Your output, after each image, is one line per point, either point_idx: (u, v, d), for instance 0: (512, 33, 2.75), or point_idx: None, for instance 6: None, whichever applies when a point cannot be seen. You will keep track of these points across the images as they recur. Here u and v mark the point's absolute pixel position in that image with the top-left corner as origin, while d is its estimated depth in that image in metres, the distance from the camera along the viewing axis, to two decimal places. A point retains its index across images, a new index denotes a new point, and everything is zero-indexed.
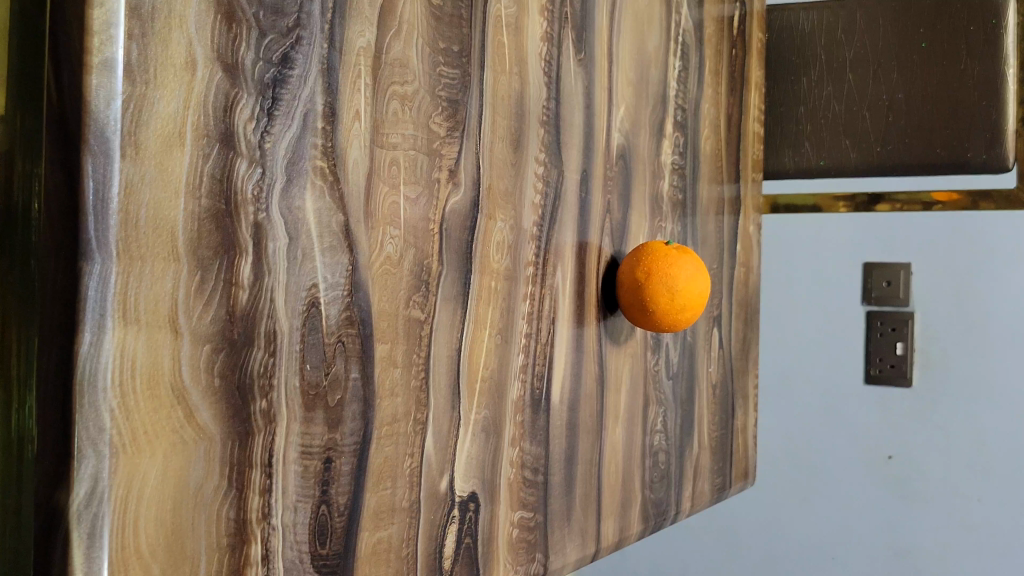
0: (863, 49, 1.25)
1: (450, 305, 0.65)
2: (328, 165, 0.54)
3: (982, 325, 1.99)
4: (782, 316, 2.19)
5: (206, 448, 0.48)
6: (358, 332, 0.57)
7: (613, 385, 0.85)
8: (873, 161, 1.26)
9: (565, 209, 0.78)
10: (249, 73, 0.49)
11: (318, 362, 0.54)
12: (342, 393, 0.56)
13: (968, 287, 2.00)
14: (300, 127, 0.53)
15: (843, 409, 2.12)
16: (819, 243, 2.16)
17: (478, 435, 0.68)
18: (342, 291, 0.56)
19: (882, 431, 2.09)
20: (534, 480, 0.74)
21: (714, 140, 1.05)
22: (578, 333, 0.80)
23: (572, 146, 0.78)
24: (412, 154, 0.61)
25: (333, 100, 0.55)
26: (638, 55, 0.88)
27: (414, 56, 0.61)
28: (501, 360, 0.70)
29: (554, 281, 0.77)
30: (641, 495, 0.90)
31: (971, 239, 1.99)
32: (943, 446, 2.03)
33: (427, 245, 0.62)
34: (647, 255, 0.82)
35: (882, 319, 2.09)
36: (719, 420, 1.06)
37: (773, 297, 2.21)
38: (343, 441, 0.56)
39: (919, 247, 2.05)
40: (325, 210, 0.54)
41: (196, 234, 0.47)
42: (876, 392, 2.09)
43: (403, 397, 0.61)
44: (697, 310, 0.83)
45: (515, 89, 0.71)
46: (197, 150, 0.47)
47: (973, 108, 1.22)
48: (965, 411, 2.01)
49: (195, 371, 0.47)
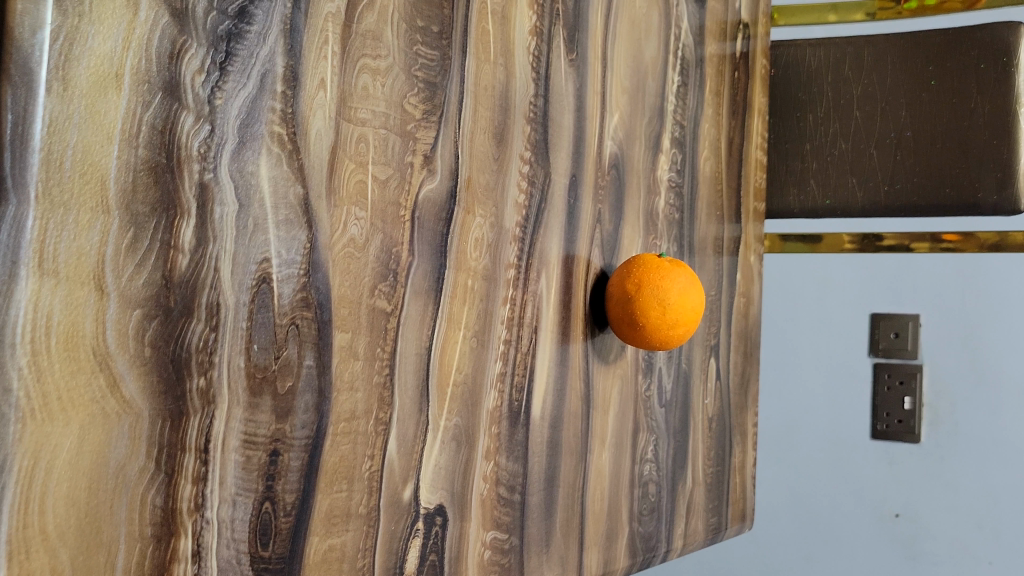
0: (869, 87, 1.23)
1: (421, 300, 0.60)
2: (287, 132, 0.51)
3: (988, 383, 1.56)
4: (788, 363, 1.73)
5: (132, 424, 0.43)
6: (315, 316, 0.53)
7: (600, 406, 0.80)
8: (881, 202, 1.22)
9: (551, 214, 0.74)
10: (200, 21, 0.46)
11: (267, 344, 0.50)
12: (294, 380, 0.51)
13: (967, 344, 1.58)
14: (257, 88, 0.49)
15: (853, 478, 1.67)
16: (827, 283, 1.70)
17: (449, 444, 0.63)
18: (298, 270, 0.51)
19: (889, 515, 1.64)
20: (509, 499, 0.69)
21: (714, 163, 1.01)
22: (562, 348, 0.75)
23: (560, 148, 0.75)
24: (383, 133, 0.57)
25: (295, 64, 0.51)
26: (634, 63, 0.85)
27: (389, 30, 0.57)
28: (476, 365, 0.65)
29: (538, 289, 0.72)
30: (628, 527, 0.84)
31: (970, 278, 1.58)
32: (954, 529, 1.58)
33: (396, 232, 0.58)
34: (639, 266, 0.77)
35: (890, 371, 1.64)
36: (714, 456, 1.01)
37: (777, 341, 1.75)
38: (293, 434, 0.51)
39: (930, 288, 1.61)
40: (282, 179, 0.50)
41: (130, 185, 0.43)
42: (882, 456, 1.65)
43: (364, 393, 0.56)
44: (691, 326, 0.78)
45: (500, 81, 0.67)
46: (136, 95, 0.43)
47: (983, 147, 1.18)
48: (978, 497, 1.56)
49: (122, 337, 0.42)
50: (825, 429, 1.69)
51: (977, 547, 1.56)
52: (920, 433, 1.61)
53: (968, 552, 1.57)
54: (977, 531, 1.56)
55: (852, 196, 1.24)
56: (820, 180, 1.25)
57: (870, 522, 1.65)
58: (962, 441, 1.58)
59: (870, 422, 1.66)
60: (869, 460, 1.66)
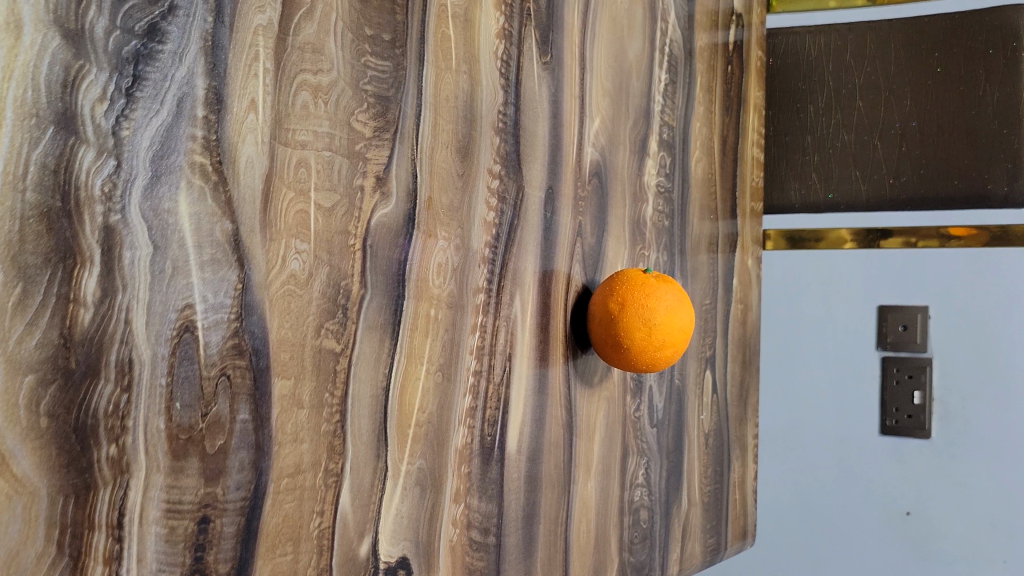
0: (874, 74, 1.20)
1: (376, 336, 0.55)
2: (211, 161, 0.45)
3: (1007, 380, 1.19)
4: (798, 340, 1.34)
5: (26, 504, 0.38)
6: (250, 364, 0.47)
7: (583, 434, 0.75)
8: (885, 195, 1.20)
9: (526, 230, 0.68)
10: (100, 43, 0.40)
11: (192, 401, 0.44)
12: (226, 438, 0.46)
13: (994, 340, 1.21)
14: (173, 115, 0.43)
15: (864, 477, 1.27)
16: (835, 275, 1.31)
17: (412, 490, 0.57)
18: (229, 314, 0.46)
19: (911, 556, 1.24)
20: (482, 542, 0.64)
21: (707, 163, 0.95)
22: (541, 373, 0.70)
23: (534, 160, 0.69)
24: (327, 155, 0.52)
25: (219, 85, 0.46)
26: (617, 63, 0.79)
27: (332, 41, 0.52)
28: (442, 402, 0.60)
29: (512, 312, 0.67)
30: (618, 558, 0.79)
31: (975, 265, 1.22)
32: (965, 530, 1.21)
33: (344, 264, 0.53)
34: (623, 283, 0.72)
35: (902, 371, 1.25)
36: (712, 473, 0.96)
37: (770, 318, 1.36)
38: (226, 497, 0.46)
39: (940, 273, 1.24)
40: (206, 215, 0.45)
41: (16, 235, 0.38)
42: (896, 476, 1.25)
43: (311, 444, 0.51)
44: (679, 347, 0.72)
45: (463, 90, 0.62)
46: (21, 131, 0.38)
47: (993, 137, 1.14)
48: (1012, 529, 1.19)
49: (11, 409, 0.37)
50: (834, 422, 1.30)
51: (986, 545, 1.20)
52: (930, 429, 1.23)
53: (978, 552, 1.21)
54: (984, 536, 1.20)
55: (856, 189, 1.21)
56: (822, 173, 1.23)
57: (875, 527, 1.26)
58: (971, 439, 1.22)
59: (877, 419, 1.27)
60: (876, 462, 1.27)
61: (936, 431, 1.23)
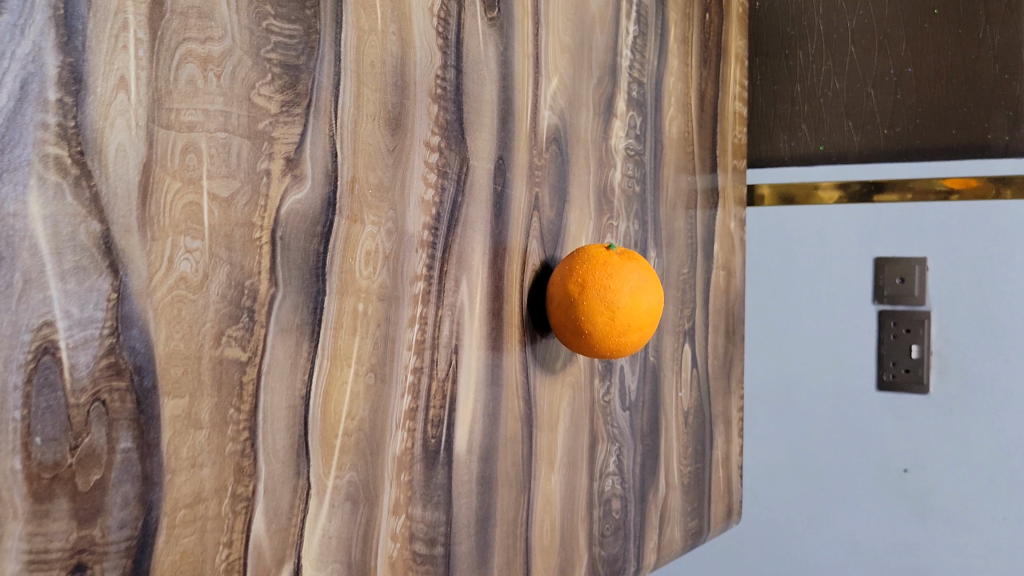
0: (867, 17, 1.15)
1: (291, 339, 0.49)
2: (71, 152, 0.39)
3: (1009, 330, 1.11)
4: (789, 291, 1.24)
5: None
6: (132, 385, 0.41)
7: (545, 425, 0.69)
8: (879, 145, 1.15)
9: (472, 205, 0.62)
10: None
11: (57, 434, 0.38)
12: (103, 471, 0.40)
13: (994, 289, 1.12)
14: (15, 99, 0.36)
15: (860, 435, 1.19)
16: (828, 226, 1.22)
17: (341, 506, 0.52)
18: (102, 330, 0.40)
19: (907, 514, 1.16)
20: (428, 554, 0.58)
21: (683, 121, 0.88)
22: (493, 361, 0.64)
23: (480, 127, 0.62)
24: (223, 137, 0.45)
25: (76, 60, 0.39)
26: (577, 16, 0.72)
27: (224, 3, 0.45)
28: (376, 405, 0.54)
29: (458, 298, 0.60)
30: (587, 554, 0.74)
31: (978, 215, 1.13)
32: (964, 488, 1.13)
33: (249, 261, 0.46)
34: (583, 263, 0.65)
35: (900, 325, 1.17)
36: (692, 453, 0.90)
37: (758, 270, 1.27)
38: (107, 538, 0.40)
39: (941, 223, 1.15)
40: (67, 217, 0.38)
41: None
42: (892, 437, 1.17)
43: (213, 468, 0.45)
44: (646, 331, 0.66)
45: (392, 54, 0.55)
46: None
47: (993, 82, 1.09)
48: (1011, 485, 1.10)
49: None
50: (829, 380, 1.21)
51: (986, 505, 1.12)
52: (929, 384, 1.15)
53: (977, 510, 1.12)
54: (986, 497, 1.12)
55: (849, 140, 1.17)
56: (812, 124, 1.19)
57: (873, 485, 1.18)
58: (973, 394, 1.13)
59: (875, 373, 1.19)
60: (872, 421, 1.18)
61: (935, 385, 1.15)
